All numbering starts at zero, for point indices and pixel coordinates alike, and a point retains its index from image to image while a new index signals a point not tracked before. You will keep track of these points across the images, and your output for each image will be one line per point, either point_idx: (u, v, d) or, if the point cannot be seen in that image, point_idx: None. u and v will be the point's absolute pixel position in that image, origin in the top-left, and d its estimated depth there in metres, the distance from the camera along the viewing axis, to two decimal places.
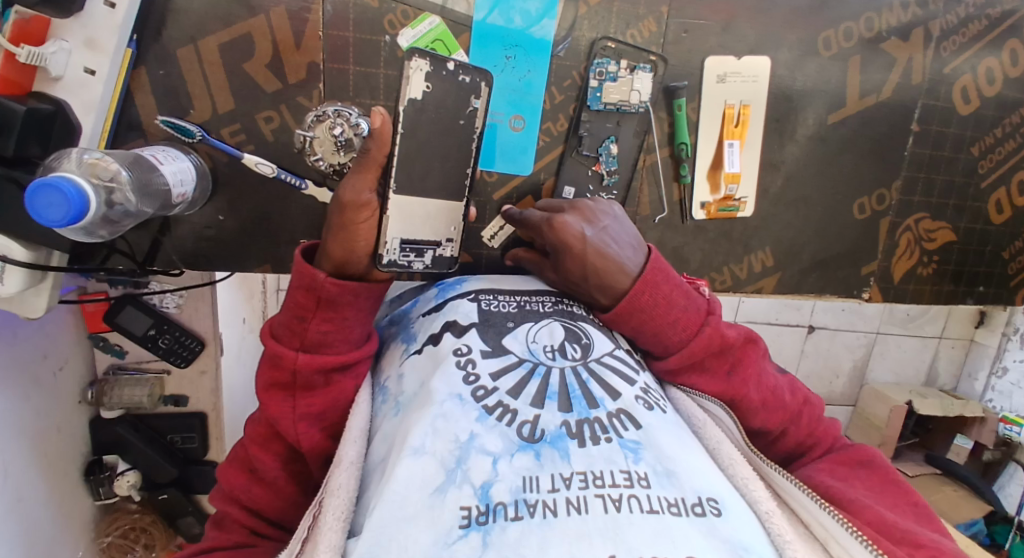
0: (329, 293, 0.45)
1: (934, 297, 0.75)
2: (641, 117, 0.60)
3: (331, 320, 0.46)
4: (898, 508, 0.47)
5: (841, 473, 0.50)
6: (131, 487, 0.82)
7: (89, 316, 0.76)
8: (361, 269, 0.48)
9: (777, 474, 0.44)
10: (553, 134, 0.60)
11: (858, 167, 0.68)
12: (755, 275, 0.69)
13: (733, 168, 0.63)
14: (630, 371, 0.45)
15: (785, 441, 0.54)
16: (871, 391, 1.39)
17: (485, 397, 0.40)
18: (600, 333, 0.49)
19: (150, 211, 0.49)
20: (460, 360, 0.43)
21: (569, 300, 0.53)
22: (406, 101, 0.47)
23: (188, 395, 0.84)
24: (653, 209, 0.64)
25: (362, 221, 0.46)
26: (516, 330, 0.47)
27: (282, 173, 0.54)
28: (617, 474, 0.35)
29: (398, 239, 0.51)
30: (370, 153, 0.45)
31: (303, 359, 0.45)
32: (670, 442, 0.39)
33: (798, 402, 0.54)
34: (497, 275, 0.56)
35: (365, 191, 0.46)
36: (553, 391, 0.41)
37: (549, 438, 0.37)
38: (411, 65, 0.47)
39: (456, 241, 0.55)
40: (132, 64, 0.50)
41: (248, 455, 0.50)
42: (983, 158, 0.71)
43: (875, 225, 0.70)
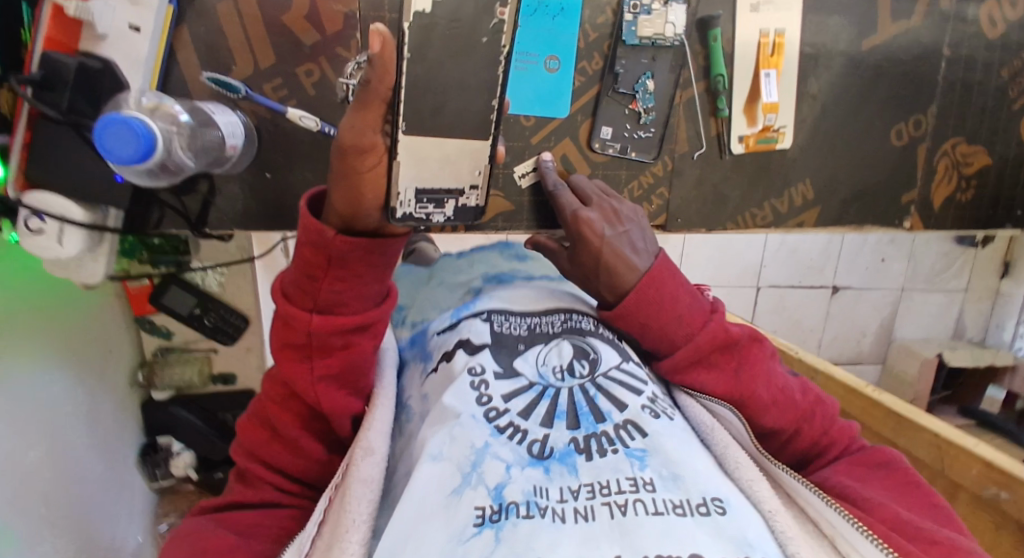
0: (339, 251, 0.44)
1: (972, 223, 0.74)
2: (676, 52, 0.60)
3: (343, 279, 0.45)
4: (919, 510, 0.47)
5: (858, 474, 0.50)
6: (187, 467, 0.84)
7: (134, 299, 0.78)
8: (371, 223, 0.45)
9: (788, 475, 0.44)
10: (588, 73, 0.59)
11: (893, 95, 0.67)
12: (795, 208, 0.68)
13: (772, 97, 0.62)
14: (638, 382, 0.46)
15: (799, 441, 0.53)
16: (900, 348, 1.39)
17: (497, 417, 0.42)
18: (609, 347, 0.49)
19: (205, 161, 0.51)
20: (474, 380, 0.45)
21: (582, 314, 0.55)
22: (412, 13, 0.41)
23: (236, 373, 0.86)
24: (691, 144, 0.64)
25: (367, 168, 0.42)
26: (528, 352, 0.48)
27: (323, 126, 0.55)
28: (624, 480, 0.36)
29: (412, 189, 0.46)
30: (372, 87, 0.38)
31: (316, 321, 0.45)
32: (674, 448, 0.40)
33: (810, 401, 0.53)
34: (509, 291, 0.58)
35: (368, 132, 0.39)
36: (561, 411, 0.43)
37: (557, 455, 0.39)
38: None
39: (480, 186, 0.51)
40: (174, 22, 0.51)
41: (266, 410, 0.50)
42: (1012, 81, 0.70)
43: (913, 152, 0.70)
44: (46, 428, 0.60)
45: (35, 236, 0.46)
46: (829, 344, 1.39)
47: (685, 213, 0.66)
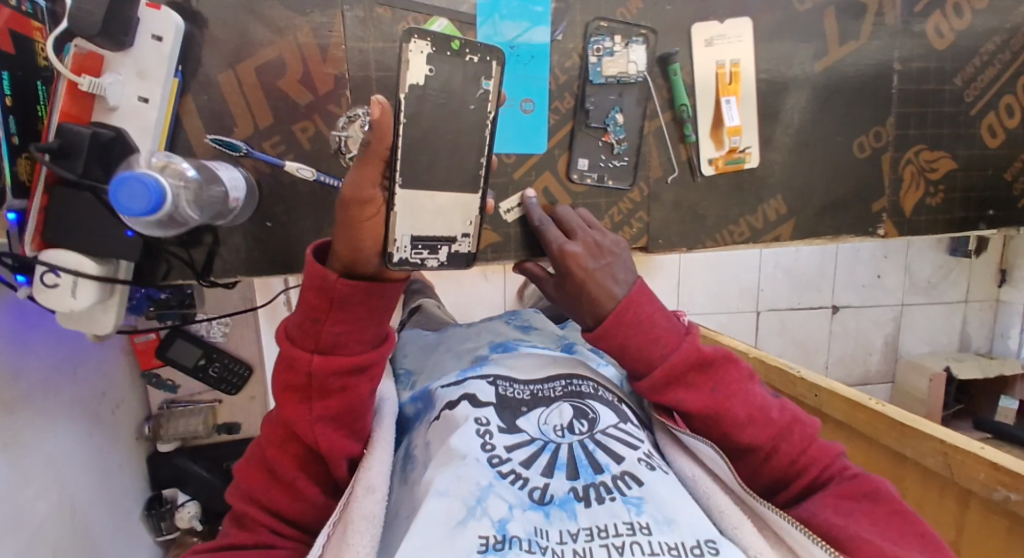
0: (341, 294, 0.50)
1: (946, 225, 0.77)
2: (640, 87, 0.65)
3: (343, 321, 0.51)
4: (905, 540, 0.51)
5: (846, 509, 0.54)
6: (192, 519, 0.84)
7: (141, 353, 0.82)
8: (371, 268, 0.52)
9: (771, 512, 0.52)
10: (562, 112, 0.64)
11: (852, 111, 0.72)
12: (770, 223, 0.72)
13: (734, 122, 0.67)
14: (632, 439, 0.59)
15: (777, 459, 0.58)
16: (908, 364, 1.54)
17: (500, 465, 0.54)
18: (605, 408, 0.62)
19: (208, 213, 0.55)
20: (480, 429, 0.58)
21: (575, 378, 0.67)
22: (408, 86, 0.51)
23: (240, 422, 0.88)
24: (664, 169, 0.68)
25: (367, 217, 0.50)
26: (530, 414, 0.62)
27: (320, 176, 0.58)
28: (621, 525, 0.48)
29: (408, 237, 0.55)
30: (373, 147, 0.47)
31: (317, 361, 0.51)
32: (666, 495, 0.52)
33: (786, 419, 0.58)
34: (511, 360, 0.72)
35: (367, 186, 0.49)
36: (562, 463, 0.55)
37: (558, 501, 0.51)
38: (411, 47, 0.51)
39: (471, 236, 0.59)
40: (179, 92, 0.56)
41: (265, 454, 0.54)
42: (968, 87, 0.74)
43: (878, 162, 0.73)
44: (56, 485, 0.62)
45: (50, 290, 0.50)
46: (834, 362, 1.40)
47: (666, 233, 0.69)
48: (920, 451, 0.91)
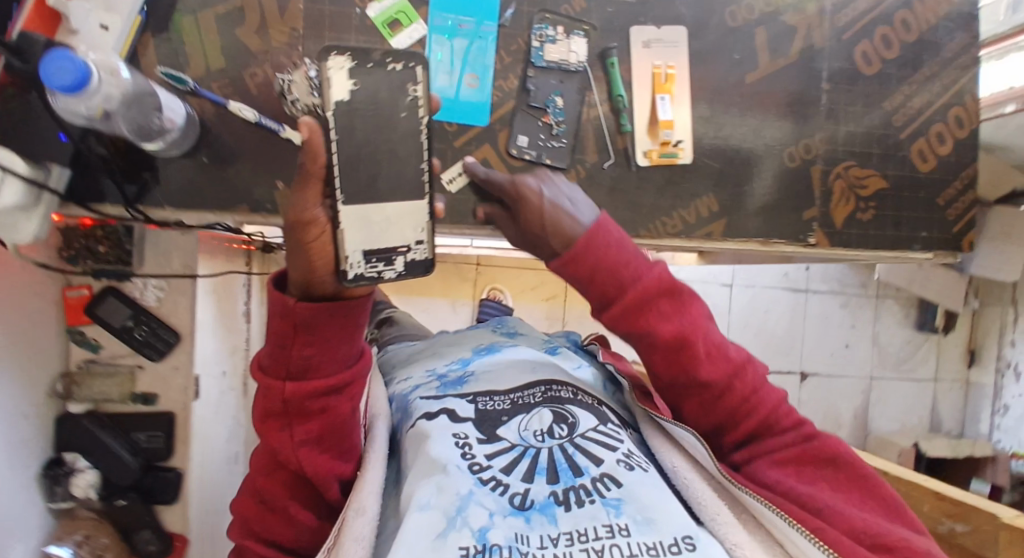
0: (302, 317, 0.47)
1: (877, 241, 0.80)
2: (581, 77, 0.70)
3: (312, 343, 0.48)
4: (862, 506, 0.52)
5: (809, 477, 0.55)
6: (88, 487, 0.80)
7: (71, 308, 0.80)
8: (328, 287, 0.48)
9: (749, 496, 0.49)
10: (505, 90, 0.68)
11: (780, 125, 0.77)
12: (703, 219, 0.74)
13: (667, 116, 0.71)
14: (612, 441, 0.56)
15: (728, 400, 0.55)
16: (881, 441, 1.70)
17: (480, 471, 0.51)
18: (585, 410, 0.59)
19: (138, 124, 0.55)
20: (459, 443, 0.55)
21: (556, 384, 0.63)
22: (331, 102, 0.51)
23: (158, 394, 0.85)
24: (601, 156, 0.71)
25: (312, 238, 0.45)
26: (510, 422, 0.58)
27: (261, 119, 0.60)
28: (600, 527, 0.45)
29: (359, 252, 0.51)
30: (307, 166, 0.44)
31: (290, 388, 0.49)
32: (647, 495, 0.49)
33: (741, 357, 0.56)
34: (492, 374, 0.67)
35: (308, 205, 0.44)
36: (541, 467, 0.52)
37: (538, 505, 0.48)
38: (330, 66, 0.51)
39: (426, 243, 0.56)
40: (141, 29, 0.59)
41: (256, 485, 0.54)
42: (896, 112, 0.82)
43: (806, 172, 0.78)
44: None
45: None
46: None
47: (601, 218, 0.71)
48: None
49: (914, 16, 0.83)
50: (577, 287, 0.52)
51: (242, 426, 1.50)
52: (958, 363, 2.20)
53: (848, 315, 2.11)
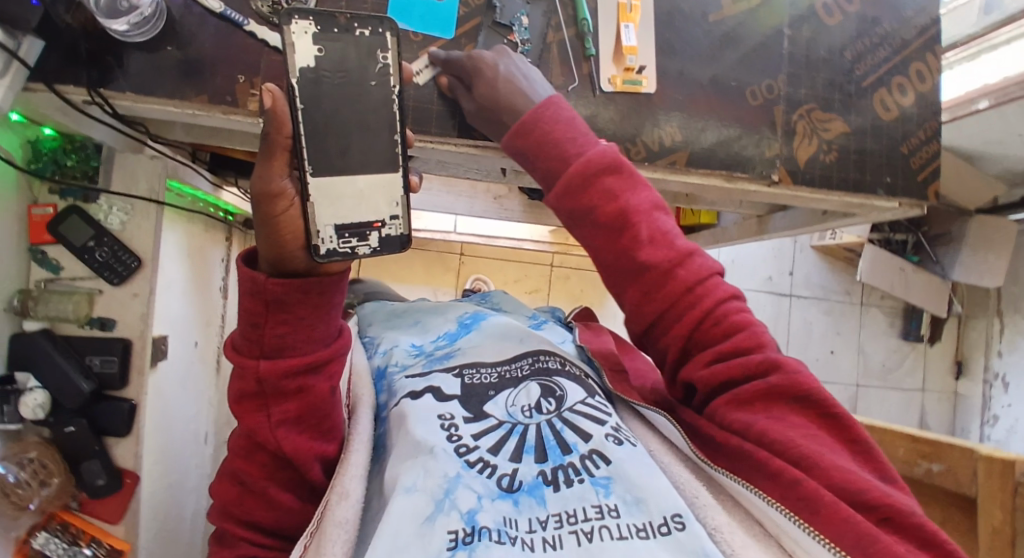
0: (275, 294, 0.48)
1: (841, 183, 0.80)
2: (547, 1, 0.72)
3: (285, 322, 0.50)
4: (835, 450, 0.47)
5: (779, 415, 0.49)
6: (37, 408, 0.76)
7: (34, 225, 0.79)
8: (300, 263, 0.49)
9: (723, 475, 0.49)
10: (472, 6, 0.70)
11: (743, 64, 0.78)
12: (665, 148, 0.74)
13: (631, 42, 0.72)
14: (600, 414, 0.57)
15: (672, 286, 0.51)
16: None
17: (467, 453, 0.52)
18: (574, 384, 0.60)
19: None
20: (445, 423, 0.55)
21: (543, 357, 0.65)
22: (297, 71, 0.50)
23: (116, 319, 0.82)
24: (566, 79, 0.72)
25: (281, 211, 0.46)
26: (497, 397, 0.60)
27: (227, 10, 0.62)
28: (589, 508, 0.46)
29: (332, 227, 0.51)
30: (272, 137, 0.46)
31: (265, 367, 0.50)
32: (637, 469, 0.49)
33: (689, 247, 0.53)
34: (481, 346, 0.68)
35: (276, 178, 0.46)
36: (530, 446, 0.53)
37: (526, 487, 0.49)
38: (294, 29, 0.49)
39: (401, 217, 0.56)
40: None
41: (235, 469, 0.55)
42: (857, 62, 0.83)
43: (770, 111, 0.79)
44: None
45: None
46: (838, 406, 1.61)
47: None
48: None
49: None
50: (530, 162, 0.56)
51: (211, 401, 1.46)
52: (945, 374, 2.18)
53: (832, 322, 2.10)
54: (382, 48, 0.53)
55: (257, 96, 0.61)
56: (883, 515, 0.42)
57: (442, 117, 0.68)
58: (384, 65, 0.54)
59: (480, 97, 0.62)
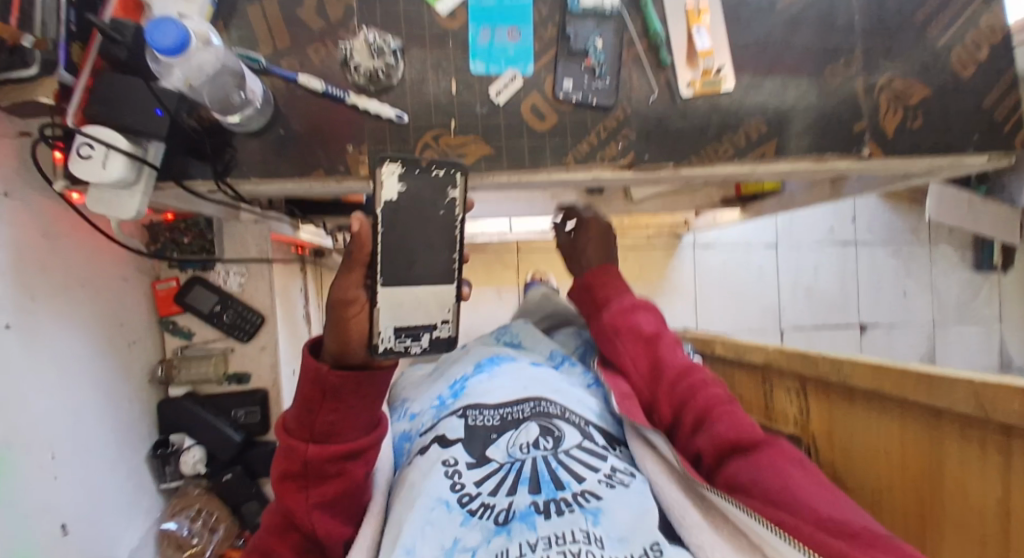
0: (330, 386, 0.61)
1: (930, 147, 0.79)
2: (616, 18, 0.73)
3: (335, 410, 0.62)
4: (834, 500, 0.64)
5: (778, 469, 0.69)
6: (196, 464, 0.83)
7: (161, 299, 0.85)
8: (359, 357, 0.62)
9: (713, 494, 0.64)
10: (545, 39, 0.71)
11: (814, 46, 0.78)
12: (752, 142, 0.75)
13: (705, 45, 0.73)
14: (592, 461, 0.69)
15: (696, 391, 0.84)
16: None
17: (469, 501, 0.62)
18: (569, 429, 0.73)
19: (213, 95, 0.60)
20: (450, 470, 0.65)
21: (544, 404, 0.76)
22: (382, 202, 0.57)
23: (250, 373, 0.88)
24: (644, 92, 0.73)
25: (351, 316, 0.58)
26: (498, 440, 0.70)
27: (328, 87, 0.66)
28: (578, 533, 0.57)
29: (391, 329, 0.59)
30: (353, 253, 0.57)
31: (313, 449, 0.63)
32: (619, 510, 0.61)
33: (704, 373, 0.86)
34: (490, 391, 0.80)
35: (350, 289, 0.57)
36: (525, 478, 0.64)
37: (520, 515, 0.60)
38: (384, 171, 0.57)
39: (451, 323, 0.62)
40: (214, 18, 0.65)
41: (265, 545, 0.66)
42: (928, 22, 0.82)
43: (849, 87, 0.78)
44: (63, 385, 0.65)
45: (84, 161, 0.55)
46: None
47: (651, 150, 0.73)
48: (949, 398, 0.78)
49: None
50: (590, 308, 1.01)
51: None
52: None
53: (901, 264, 2.06)
54: (453, 184, 0.60)
55: (366, 162, 0.67)
56: (860, 540, 0.59)
57: (533, 150, 0.71)
58: (452, 197, 0.61)
59: (585, 240, 1.06)
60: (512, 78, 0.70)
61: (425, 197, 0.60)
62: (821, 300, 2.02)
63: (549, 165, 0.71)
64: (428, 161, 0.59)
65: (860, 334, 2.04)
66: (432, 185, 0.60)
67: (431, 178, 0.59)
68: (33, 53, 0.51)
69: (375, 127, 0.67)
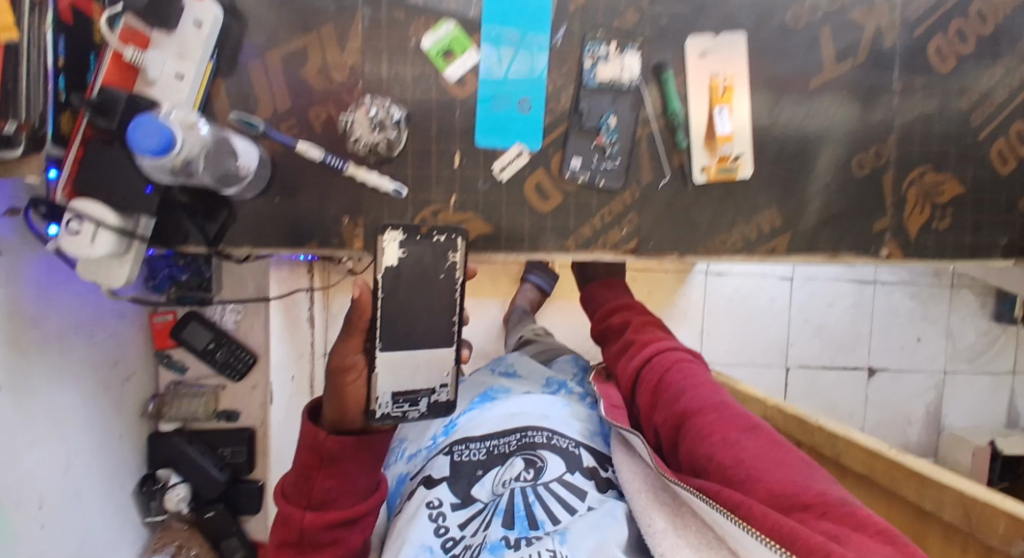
0: (329, 451, 0.56)
1: (955, 251, 0.75)
2: (634, 93, 0.68)
3: (334, 475, 0.57)
4: (790, 466, 0.55)
5: (733, 440, 0.59)
6: (179, 501, 0.84)
7: (157, 332, 0.84)
8: (358, 424, 0.58)
9: (678, 487, 0.56)
10: (557, 112, 0.67)
11: (846, 132, 0.72)
12: (765, 235, 0.72)
13: (725, 130, 0.68)
14: (573, 499, 0.64)
15: (655, 368, 0.76)
16: (955, 439, 1.92)
17: (452, 546, 0.61)
18: (555, 457, 0.68)
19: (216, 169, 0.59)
20: (433, 513, 0.64)
21: (531, 433, 0.73)
22: (383, 268, 0.57)
23: (240, 410, 0.88)
24: (656, 174, 0.70)
25: (348, 382, 0.55)
26: (483, 477, 0.69)
27: (327, 156, 0.63)
28: (545, 552, 0.55)
29: (388, 393, 0.57)
30: (352, 323, 0.55)
31: (309, 518, 0.57)
32: (585, 528, 0.58)
33: (667, 346, 0.79)
34: (485, 423, 0.77)
35: (350, 354, 0.55)
36: (503, 511, 0.63)
37: (490, 547, 0.58)
38: (385, 238, 0.57)
39: (450, 386, 0.62)
40: (213, 75, 0.62)
41: None
42: (976, 110, 0.76)
43: (878, 181, 0.73)
44: (53, 439, 0.65)
45: (70, 237, 0.53)
46: (872, 426, 1.95)
47: (655, 236, 0.71)
48: (941, 502, 0.76)
49: (992, 6, 0.75)
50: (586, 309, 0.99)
51: None
52: None
53: (919, 307, 1.94)
54: (453, 248, 0.60)
55: (362, 234, 0.65)
56: (820, 510, 0.49)
57: (534, 230, 0.68)
58: (453, 261, 0.60)
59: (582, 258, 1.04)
60: (518, 155, 0.67)
61: (427, 266, 0.59)
62: (832, 339, 1.91)
63: (553, 247, 0.69)
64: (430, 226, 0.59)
65: (866, 377, 1.94)
66: (434, 252, 0.59)
67: (434, 244, 0.59)
68: (18, 134, 0.49)
69: (373, 199, 0.65)
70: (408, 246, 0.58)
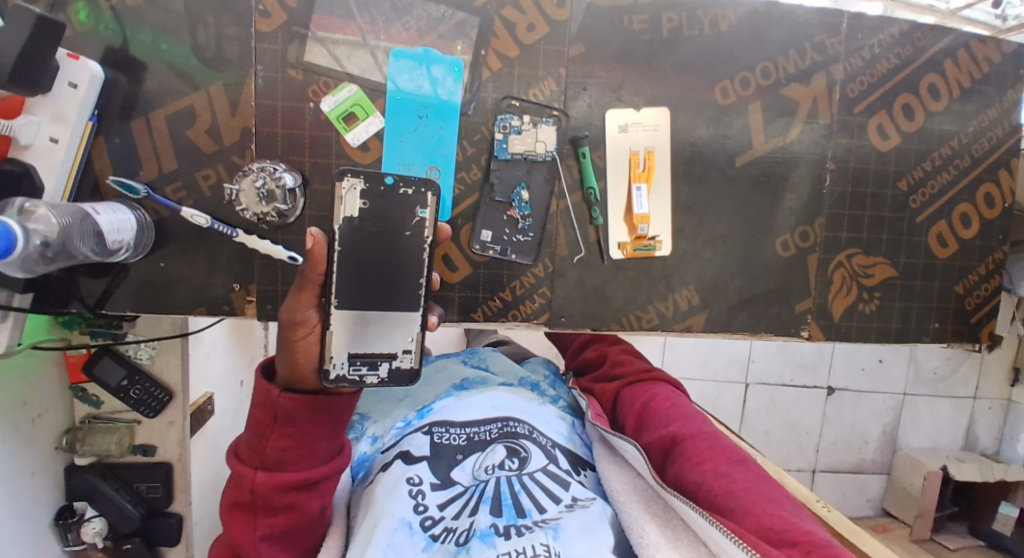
0: (285, 410, 0.49)
1: (880, 334, 0.73)
2: (548, 166, 0.65)
3: (289, 436, 0.50)
4: (778, 501, 0.53)
5: (723, 470, 0.57)
6: (96, 535, 0.83)
7: (70, 366, 0.80)
8: (311, 385, 0.51)
9: (676, 500, 0.53)
10: (467, 182, 0.64)
11: (770, 209, 0.69)
12: (680, 312, 0.69)
13: (642, 210, 0.66)
14: (558, 489, 0.58)
15: (640, 394, 0.75)
16: (905, 458, 1.59)
17: (432, 525, 0.54)
18: (539, 449, 0.62)
19: (89, 248, 0.55)
20: (412, 489, 0.56)
21: (513, 422, 0.66)
22: (342, 219, 0.51)
23: (156, 446, 0.86)
24: (570, 249, 0.67)
25: (299, 338, 0.49)
26: (464, 462, 0.60)
27: (215, 223, 0.60)
28: (538, 547, 0.50)
29: (345, 354, 0.52)
30: (306, 274, 0.48)
31: (261, 478, 0.50)
32: (578, 526, 0.54)
33: (647, 376, 0.79)
34: (463, 402, 0.70)
35: (302, 309, 0.49)
36: (489, 498, 0.56)
37: (479, 535, 0.52)
38: (344, 184, 0.51)
39: (414, 352, 0.56)
40: (93, 133, 0.59)
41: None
42: (913, 193, 0.72)
43: (801, 261, 0.71)
44: None
45: None
46: (827, 447, 1.62)
47: (569, 311, 0.68)
48: None
49: (943, 82, 0.71)
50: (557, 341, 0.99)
51: None
52: None
53: None
54: (422, 203, 0.54)
55: (252, 302, 0.63)
56: (807, 548, 0.47)
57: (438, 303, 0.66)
58: (421, 219, 0.54)
59: None
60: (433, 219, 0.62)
61: (388, 221, 0.53)
62: (793, 355, 1.58)
63: (469, 320, 0.67)
64: (395, 176, 0.53)
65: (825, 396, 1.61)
66: (397, 206, 0.53)
67: (397, 196, 0.53)
68: None
69: (264, 267, 0.63)
70: (371, 194, 0.52)
